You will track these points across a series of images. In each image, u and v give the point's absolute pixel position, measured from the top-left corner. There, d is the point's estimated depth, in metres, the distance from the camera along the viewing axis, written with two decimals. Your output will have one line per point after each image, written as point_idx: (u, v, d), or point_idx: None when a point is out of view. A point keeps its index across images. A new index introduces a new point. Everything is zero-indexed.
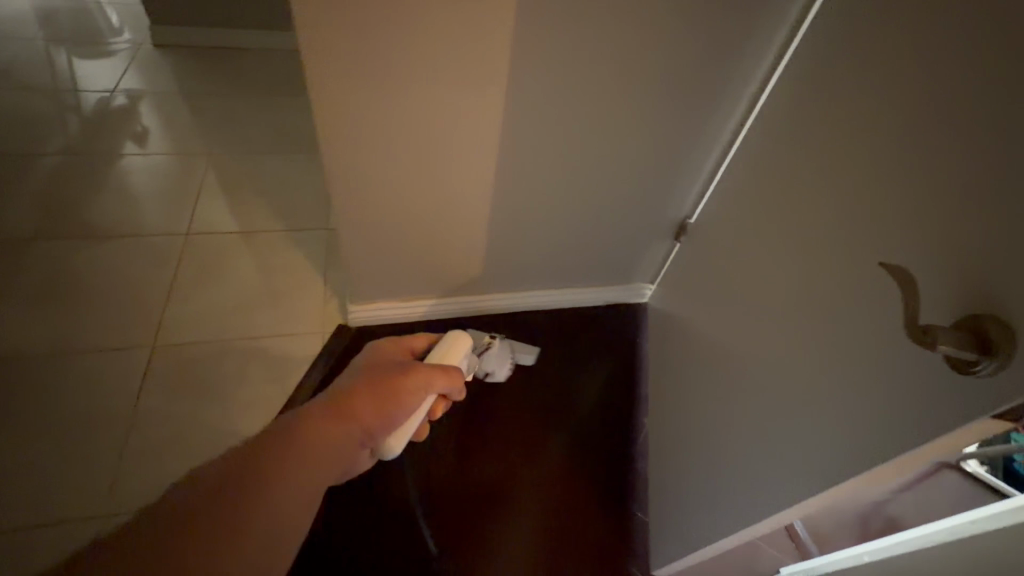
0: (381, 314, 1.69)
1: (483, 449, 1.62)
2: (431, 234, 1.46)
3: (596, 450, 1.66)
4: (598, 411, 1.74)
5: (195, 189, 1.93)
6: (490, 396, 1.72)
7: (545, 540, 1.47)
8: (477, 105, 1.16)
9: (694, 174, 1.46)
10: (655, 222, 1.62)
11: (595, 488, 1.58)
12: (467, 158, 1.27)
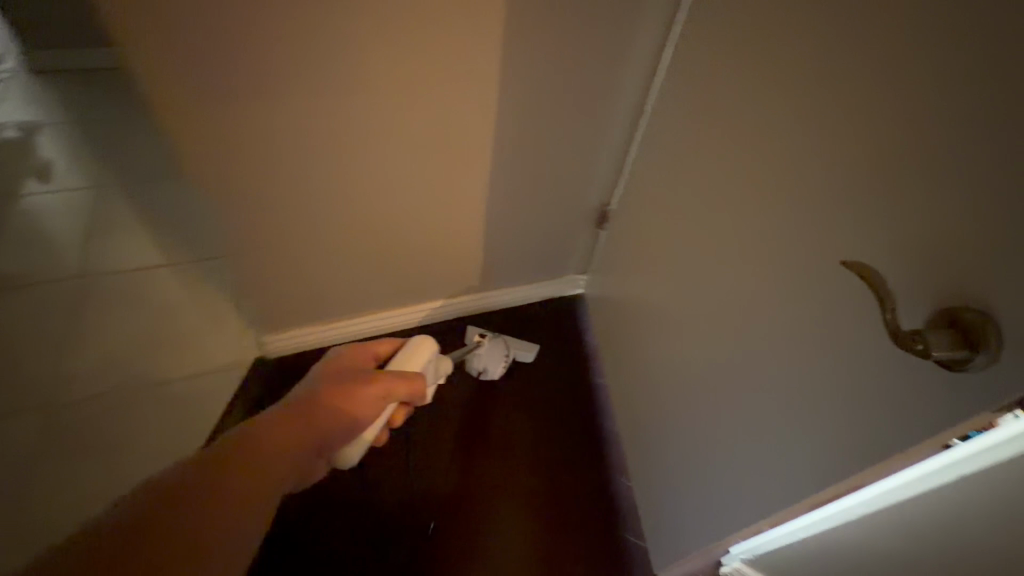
0: (296, 344, 1.49)
1: (437, 471, 1.44)
2: (338, 254, 1.32)
3: (566, 459, 1.48)
4: (560, 394, 1.60)
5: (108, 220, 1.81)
6: (438, 412, 1.53)
7: (528, 535, 1.35)
8: (371, 101, 1.02)
9: (616, 155, 1.32)
10: (577, 211, 1.46)
11: (570, 502, 1.41)
12: (357, 163, 1.12)
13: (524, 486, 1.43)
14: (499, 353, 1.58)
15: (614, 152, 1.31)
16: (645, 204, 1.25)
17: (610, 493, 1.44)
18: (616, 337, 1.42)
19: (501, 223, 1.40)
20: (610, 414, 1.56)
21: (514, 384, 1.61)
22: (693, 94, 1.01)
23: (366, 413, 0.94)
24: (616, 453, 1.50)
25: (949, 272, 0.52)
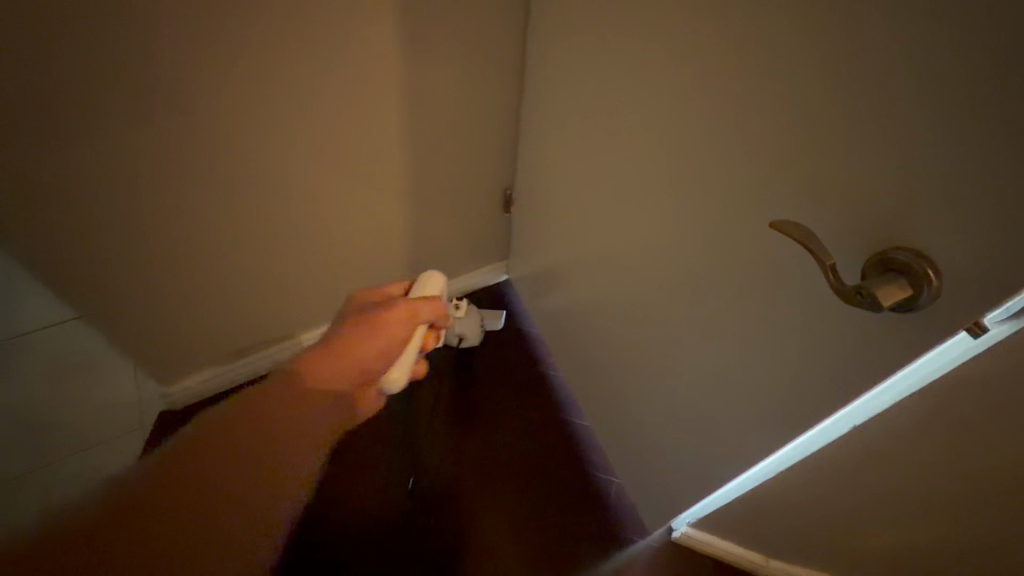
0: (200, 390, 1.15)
1: (364, 521, 1.09)
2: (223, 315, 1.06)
3: (532, 473, 1.18)
4: (496, 371, 1.34)
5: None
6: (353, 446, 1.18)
7: (509, 537, 1.09)
8: (208, 117, 0.80)
9: (503, 138, 1.16)
10: (482, 204, 1.26)
11: (544, 526, 1.11)
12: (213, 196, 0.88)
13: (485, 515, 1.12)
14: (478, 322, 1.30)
15: (503, 133, 1.15)
16: (545, 190, 1.10)
17: (595, 505, 1.14)
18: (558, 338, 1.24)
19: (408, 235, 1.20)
20: (576, 411, 1.27)
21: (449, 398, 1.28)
22: (578, 58, 0.86)
23: (387, 344, 0.73)
24: (591, 454, 1.21)
25: (917, 248, 0.43)
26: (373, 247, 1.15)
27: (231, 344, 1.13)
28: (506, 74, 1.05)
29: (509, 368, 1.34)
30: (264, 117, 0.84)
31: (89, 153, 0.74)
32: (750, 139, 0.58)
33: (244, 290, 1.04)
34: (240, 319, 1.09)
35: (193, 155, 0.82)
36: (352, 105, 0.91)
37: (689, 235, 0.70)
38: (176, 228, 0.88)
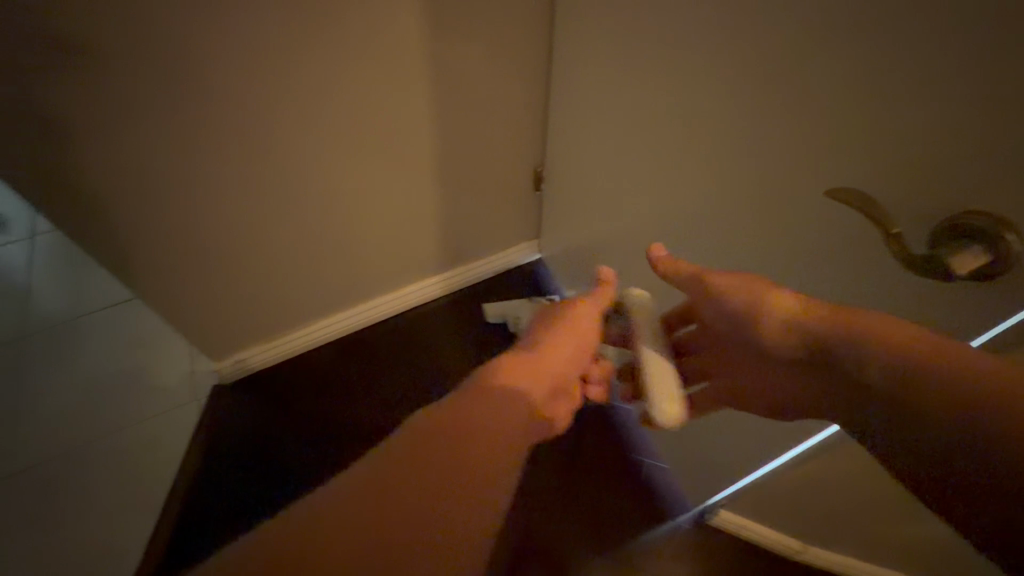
0: (259, 361, 1.18)
1: None
2: (254, 292, 1.07)
3: (568, 455, 1.15)
4: None
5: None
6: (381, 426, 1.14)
7: (547, 516, 1.08)
8: (223, 95, 0.78)
9: (529, 110, 1.07)
10: (512, 181, 1.19)
11: (580, 509, 1.09)
12: (236, 174, 0.88)
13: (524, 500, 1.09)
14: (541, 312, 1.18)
15: (528, 105, 1.06)
16: (575, 167, 1.01)
17: (632, 488, 1.11)
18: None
19: (436, 214, 1.15)
20: None
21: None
22: (605, 16, 0.77)
23: (590, 339, 0.70)
24: (630, 435, 1.17)
25: (1002, 218, 0.39)
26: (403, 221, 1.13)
27: (267, 322, 1.15)
28: (531, 38, 0.95)
29: None
30: (279, 90, 0.82)
31: (115, 138, 0.75)
32: (814, 94, 0.50)
33: (276, 267, 1.05)
34: (275, 296, 1.11)
35: (214, 134, 0.81)
36: (368, 74, 0.86)
37: (744, 208, 0.63)
38: (205, 209, 0.89)
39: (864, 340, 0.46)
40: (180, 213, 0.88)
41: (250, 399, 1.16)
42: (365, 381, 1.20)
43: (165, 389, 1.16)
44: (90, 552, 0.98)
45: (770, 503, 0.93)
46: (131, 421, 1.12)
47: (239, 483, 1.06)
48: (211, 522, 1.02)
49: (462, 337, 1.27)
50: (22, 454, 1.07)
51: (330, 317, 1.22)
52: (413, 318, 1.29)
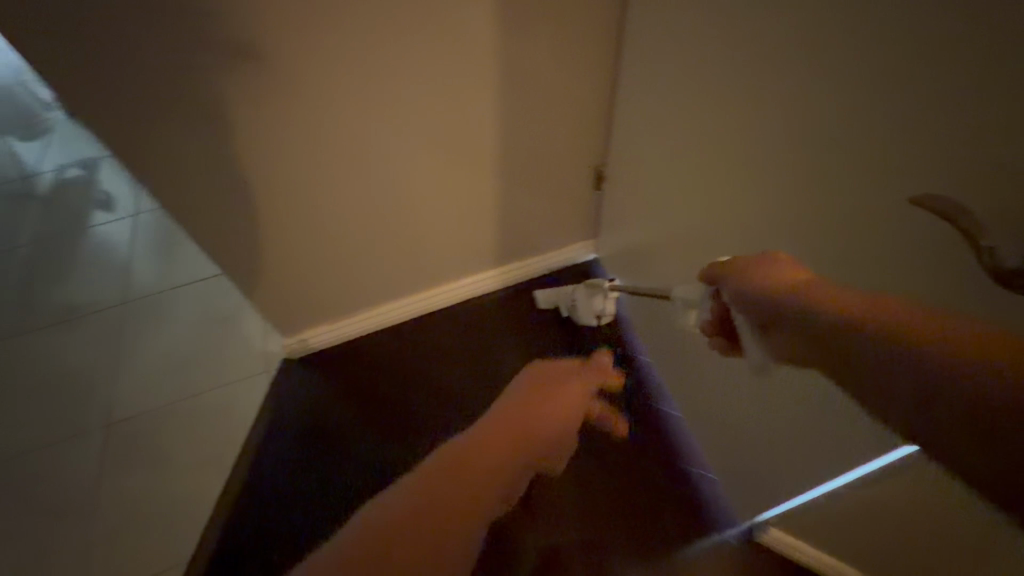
0: (320, 341, 1.26)
1: None
2: (318, 276, 1.13)
3: (612, 459, 1.13)
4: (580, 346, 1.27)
5: (62, 248, 1.57)
6: (427, 415, 1.18)
7: (586, 518, 1.07)
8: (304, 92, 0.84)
9: (593, 109, 1.06)
10: (571, 182, 1.18)
11: (621, 514, 1.07)
12: (310, 165, 0.93)
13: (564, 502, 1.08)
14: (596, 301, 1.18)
15: (592, 105, 1.05)
16: (636, 169, 1.00)
17: (676, 499, 1.08)
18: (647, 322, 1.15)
19: (493, 211, 1.17)
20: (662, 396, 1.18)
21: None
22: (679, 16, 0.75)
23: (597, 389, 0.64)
24: (678, 443, 1.13)
25: None
26: (460, 215, 1.15)
27: (329, 303, 1.21)
28: (599, 36, 0.95)
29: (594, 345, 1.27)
30: (352, 84, 0.86)
31: (208, 126, 0.82)
32: (897, 98, 0.46)
33: (340, 251, 1.11)
34: (337, 280, 1.17)
35: (292, 124, 0.87)
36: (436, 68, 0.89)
37: (813, 218, 0.59)
38: (280, 194, 0.95)
39: (821, 300, 0.39)
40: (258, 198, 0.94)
41: (307, 379, 1.22)
42: (415, 368, 1.24)
43: (241, 358, 1.26)
44: (167, 501, 1.08)
45: (824, 530, 0.88)
46: (209, 386, 1.22)
47: (295, 457, 1.12)
48: (269, 491, 1.08)
49: (512, 333, 1.28)
50: (116, 407, 1.19)
51: (387, 304, 1.27)
52: (464, 311, 1.33)
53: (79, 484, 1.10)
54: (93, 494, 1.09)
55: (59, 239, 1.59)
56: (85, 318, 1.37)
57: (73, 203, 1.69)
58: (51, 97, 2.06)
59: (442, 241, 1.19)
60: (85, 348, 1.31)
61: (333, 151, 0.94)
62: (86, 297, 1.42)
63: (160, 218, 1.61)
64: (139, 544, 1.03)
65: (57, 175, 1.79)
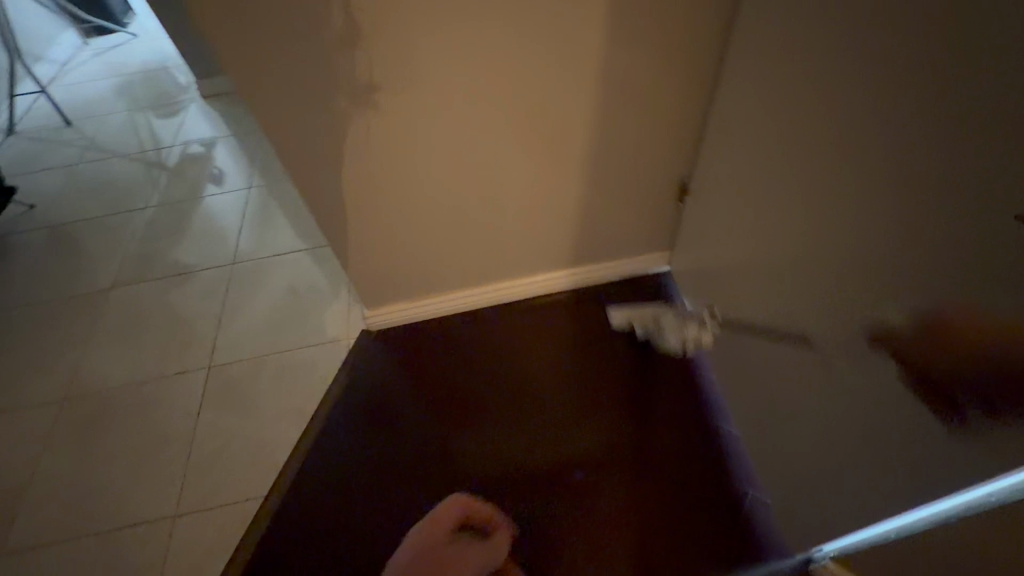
0: (396, 317, 1.35)
1: (494, 462, 1.15)
2: (403, 255, 1.22)
3: (662, 466, 1.12)
4: (641, 354, 1.28)
5: (185, 212, 1.78)
6: (485, 401, 1.23)
7: (628, 519, 1.07)
8: (416, 97, 0.90)
9: (685, 117, 1.03)
10: (653, 194, 1.19)
11: (669, 527, 1.05)
12: (413, 157, 1.01)
13: (609, 502, 1.09)
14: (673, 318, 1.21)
15: (685, 112, 1.02)
16: (722, 188, 0.99)
17: (727, 520, 1.05)
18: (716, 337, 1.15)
19: (570, 218, 1.20)
20: (723, 414, 1.17)
21: (589, 377, 1.25)
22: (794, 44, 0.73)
23: None
24: (735, 463, 1.12)
25: None
26: (537, 211, 1.18)
27: (405, 282, 1.29)
28: (705, 49, 0.92)
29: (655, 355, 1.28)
30: (451, 76, 0.89)
31: (330, 116, 0.90)
32: None
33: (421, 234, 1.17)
34: (414, 261, 1.23)
35: (392, 110, 0.92)
36: (534, 67, 0.89)
37: None
38: (375, 174, 1.02)
39: None
40: (364, 180, 1.03)
41: (380, 352, 1.31)
42: (479, 355, 1.31)
43: (325, 324, 1.37)
44: (247, 444, 1.19)
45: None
46: (295, 344, 1.34)
47: (361, 419, 1.21)
48: (337, 450, 1.17)
49: (575, 335, 1.32)
50: (214, 354, 1.34)
51: (460, 291, 1.35)
52: (529, 308, 1.37)
53: (177, 418, 1.24)
54: (187, 428, 1.22)
55: (183, 204, 1.81)
56: (199, 273, 1.55)
57: (197, 174, 1.91)
58: (188, 82, 2.34)
59: (517, 235, 1.22)
60: (196, 299, 1.48)
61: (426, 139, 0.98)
62: (202, 255, 1.61)
63: (267, 192, 1.78)
64: (219, 479, 1.14)
65: (184, 150, 2.03)
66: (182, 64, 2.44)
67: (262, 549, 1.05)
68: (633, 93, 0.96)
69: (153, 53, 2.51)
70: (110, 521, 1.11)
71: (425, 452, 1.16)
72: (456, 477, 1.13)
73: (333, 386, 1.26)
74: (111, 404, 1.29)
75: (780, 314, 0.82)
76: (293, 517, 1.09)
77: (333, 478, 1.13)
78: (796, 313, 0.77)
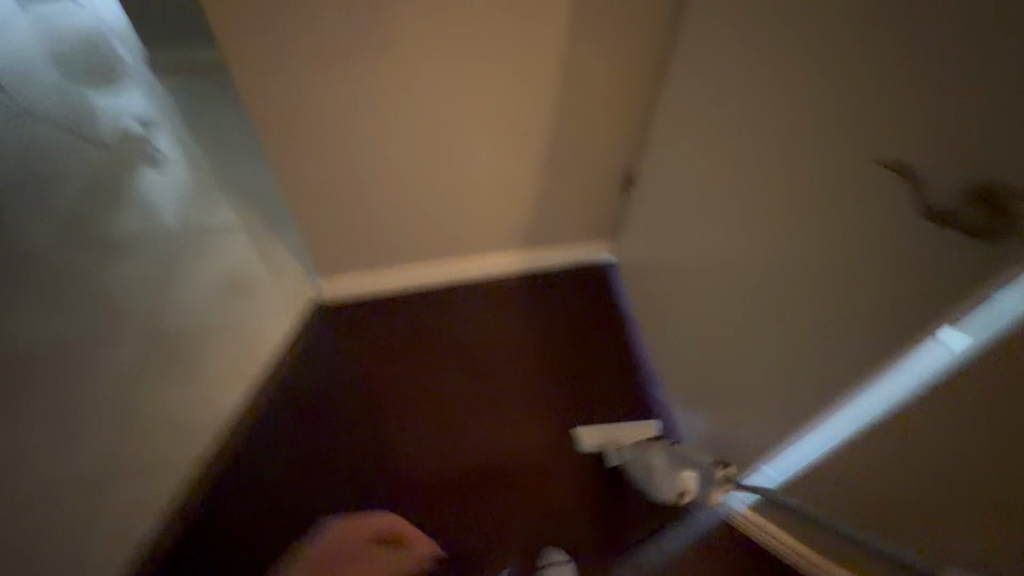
0: (357, 292, 1.38)
1: (445, 434, 1.20)
2: (362, 227, 1.24)
3: (602, 436, 1.20)
4: (587, 335, 1.37)
5: (124, 187, 1.70)
6: (438, 375, 1.28)
7: (571, 480, 1.15)
8: (382, 67, 0.94)
9: (636, 117, 1.12)
10: (605, 185, 1.27)
11: (601, 489, 1.14)
12: (379, 129, 1.04)
13: (552, 468, 1.16)
14: (653, 462, 1.08)
15: (636, 114, 1.11)
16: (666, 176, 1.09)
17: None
18: (655, 318, 1.25)
19: (527, 203, 1.26)
20: (660, 388, 1.27)
21: (538, 356, 1.33)
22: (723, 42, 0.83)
23: None
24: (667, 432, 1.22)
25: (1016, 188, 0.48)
26: (496, 195, 1.23)
27: (364, 258, 1.32)
28: (655, 47, 1.00)
29: (600, 336, 1.37)
30: (421, 60, 0.94)
31: (297, 76, 0.93)
32: (896, 116, 0.56)
33: (384, 212, 1.21)
34: (375, 238, 1.27)
35: (361, 87, 0.96)
36: (498, 61, 0.96)
37: (818, 199, 0.68)
38: (343, 150, 1.06)
39: None
40: (328, 149, 1.06)
41: (336, 326, 1.34)
42: (433, 332, 1.35)
43: (278, 297, 1.37)
44: (197, 409, 1.20)
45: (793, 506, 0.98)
46: (248, 317, 1.34)
47: (316, 391, 1.24)
48: (287, 419, 1.20)
49: (526, 316, 1.39)
50: (170, 324, 1.35)
51: (418, 269, 1.39)
52: (484, 290, 1.43)
53: (130, 382, 1.25)
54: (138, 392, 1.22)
55: (126, 175, 1.75)
56: (145, 244, 1.53)
57: (144, 148, 1.85)
58: (133, 55, 2.24)
59: (475, 220, 1.28)
60: (140, 271, 1.46)
61: (394, 116, 1.02)
62: (146, 228, 1.57)
63: (220, 169, 1.75)
64: (170, 440, 1.17)
65: (120, 127, 1.93)
66: (126, 36, 2.33)
67: (206, 510, 1.09)
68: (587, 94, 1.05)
69: (95, 20, 2.38)
70: (65, 475, 1.13)
71: (375, 423, 1.20)
72: (404, 446, 1.18)
73: (291, 355, 1.28)
74: (55, 370, 1.27)
75: (721, 280, 0.93)
76: (242, 481, 1.13)
77: (287, 445, 1.17)
78: (737, 275, 0.88)
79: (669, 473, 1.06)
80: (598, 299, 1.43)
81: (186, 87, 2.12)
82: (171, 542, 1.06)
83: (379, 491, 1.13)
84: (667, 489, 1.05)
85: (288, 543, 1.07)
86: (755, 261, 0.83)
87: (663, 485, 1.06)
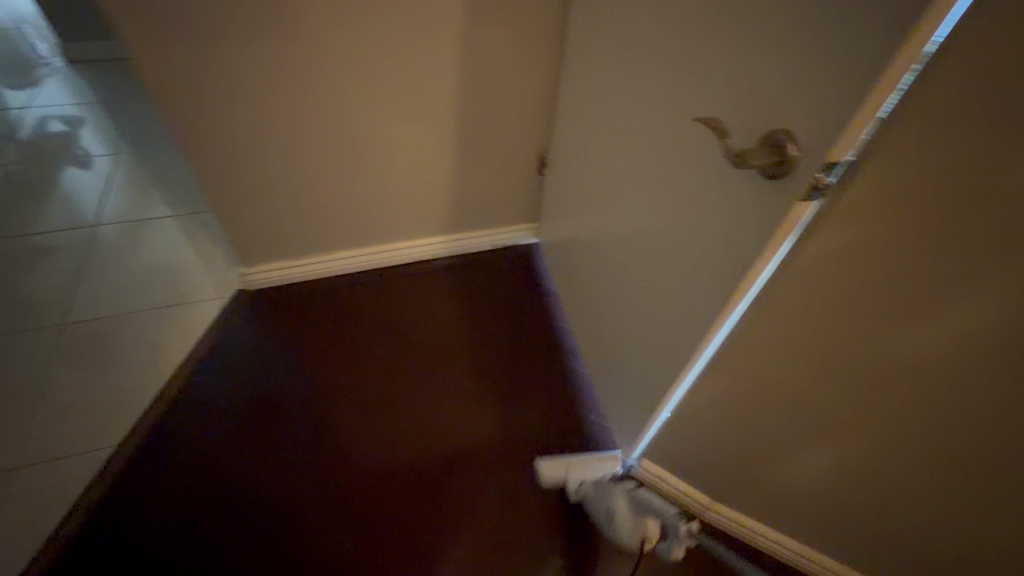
0: (281, 278, 1.39)
1: (366, 410, 1.23)
2: (279, 214, 1.24)
3: (521, 404, 1.26)
4: (509, 313, 1.43)
5: (44, 183, 1.65)
6: (362, 354, 1.32)
7: (489, 447, 1.19)
8: (281, 52, 0.96)
9: (539, 102, 1.18)
10: (519, 167, 1.32)
11: (515, 452, 1.18)
12: (282, 115, 1.05)
13: (471, 437, 1.20)
14: (614, 509, 1.01)
15: (540, 98, 1.17)
16: (568, 154, 1.15)
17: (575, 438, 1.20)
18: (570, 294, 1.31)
19: (442, 184, 1.30)
20: (577, 357, 1.35)
21: (459, 333, 1.38)
22: (602, 25, 0.90)
23: None
24: (581, 394, 1.28)
25: (789, 130, 0.52)
26: (410, 179, 1.26)
27: (282, 243, 1.32)
28: (549, 33, 1.06)
29: (521, 312, 1.43)
30: (324, 49, 0.97)
31: (195, 64, 0.93)
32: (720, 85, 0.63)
33: (299, 197, 1.21)
34: (294, 224, 1.28)
35: (261, 71, 0.97)
36: (397, 48, 1.00)
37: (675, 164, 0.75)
38: (250, 136, 1.06)
39: None
40: (233, 138, 1.06)
41: (262, 311, 1.36)
42: (359, 315, 1.38)
43: (202, 282, 1.40)
44: (107, 394, 1.20)
45: (684, 464, 1.03)
46: (165, 302, 1.36)
47: (235, 374, 1.25)
48: (204, 401, 1.20)
49: (451, 295, 1.44)
50: (87, 321, 1.32)
51: (342, 254, 1.41)
52: (410, 271, 1.48)
53: (40, 379, 1.21)
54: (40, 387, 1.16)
55: (45, 170, 1.69)
56: (58, 234, 1.51)
57: (63, 141, 1.80)
58: (50, 51, 2.16)
59: (395, 204, 1.32)
60: (47, 265, 1.43)
61: (297, 101, 1.04)
62: (60, 219, 1.54)
63: (144, 161, 1.73)
64: (78, 425, 1.15)
65: (41, 121, 1.87)
66: (41, 31, 2.25)
67: (112, 493, 1.06)
68: (487, 76, 1.10)
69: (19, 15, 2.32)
70: None
71: (293, 402, 1.22)
72: (323, 423, 1.20)
73: (210, 342, 1.29)
74: None
75: (616, 246, 1.00)
76: (149, 470, 1.10)
77: (203, 429, 1.16)
78: (626, 240, 0.96)
79: (630, 521, 1.00)
80: (521, 278, 1.50)
81: (111, 79, 2.06)
82: (72, 530, 1.01)
83: (310, 470, 1.13)
84: (626, 538, 1.00)
85: (197, 525, 1.04)
86: (637, 226, 0.90)
87: (626, 534, 1.00)
